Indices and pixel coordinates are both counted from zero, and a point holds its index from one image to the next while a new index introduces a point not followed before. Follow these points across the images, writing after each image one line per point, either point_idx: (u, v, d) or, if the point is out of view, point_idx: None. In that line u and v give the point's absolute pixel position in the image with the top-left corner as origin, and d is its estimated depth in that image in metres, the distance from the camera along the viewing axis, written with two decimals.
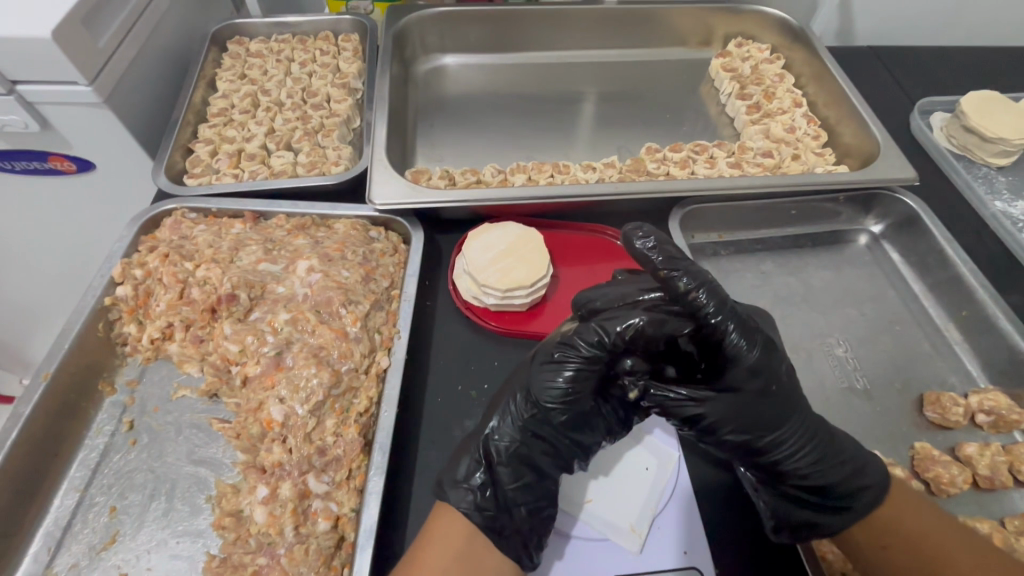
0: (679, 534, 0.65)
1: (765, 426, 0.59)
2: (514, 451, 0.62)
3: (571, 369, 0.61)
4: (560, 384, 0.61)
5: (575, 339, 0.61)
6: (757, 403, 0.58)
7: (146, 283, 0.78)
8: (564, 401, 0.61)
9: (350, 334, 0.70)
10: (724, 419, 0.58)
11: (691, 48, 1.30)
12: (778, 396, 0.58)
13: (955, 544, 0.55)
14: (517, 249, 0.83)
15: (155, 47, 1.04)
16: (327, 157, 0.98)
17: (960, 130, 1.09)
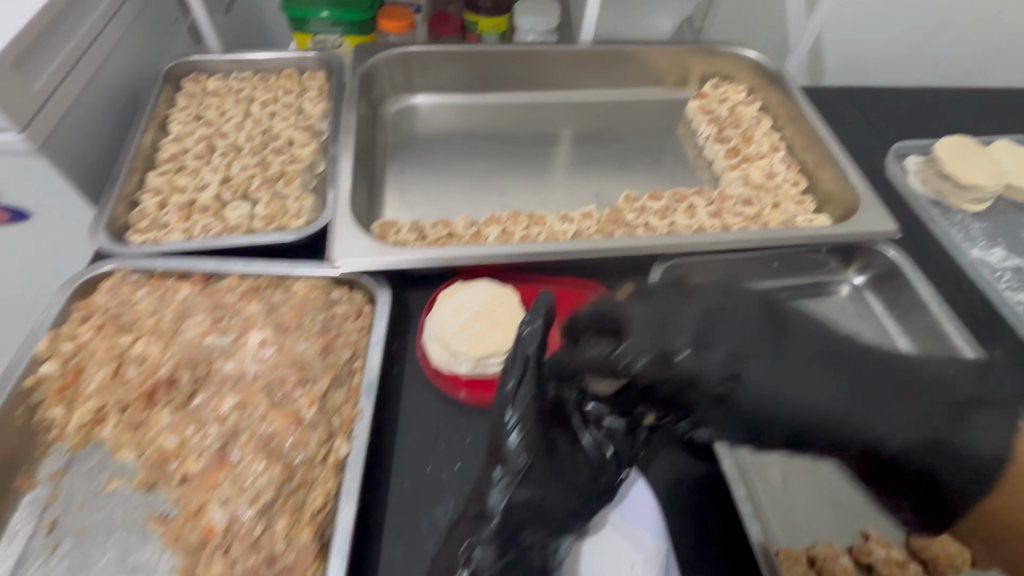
0: None
1: (833, 390, 0.56)
2: (497, 525, 0.58)
3: (515, 417, 0.63)
4: (516, 435, 0.62)
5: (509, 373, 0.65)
6: (802, 378, 0.57)
7: (77, 359, 0.70)
8: (525, 451, 0.61)
9: (305, 419, 0.64)
10: (792, 407, 0.56)
11: (667, 88, 1.29)
12: (822, 362, 0.57)
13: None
14: (488, 312, 0.78)
15: (97, 89, 0.97)
16: (287, 208, 0.91)
17: (934, 176, 1.08)
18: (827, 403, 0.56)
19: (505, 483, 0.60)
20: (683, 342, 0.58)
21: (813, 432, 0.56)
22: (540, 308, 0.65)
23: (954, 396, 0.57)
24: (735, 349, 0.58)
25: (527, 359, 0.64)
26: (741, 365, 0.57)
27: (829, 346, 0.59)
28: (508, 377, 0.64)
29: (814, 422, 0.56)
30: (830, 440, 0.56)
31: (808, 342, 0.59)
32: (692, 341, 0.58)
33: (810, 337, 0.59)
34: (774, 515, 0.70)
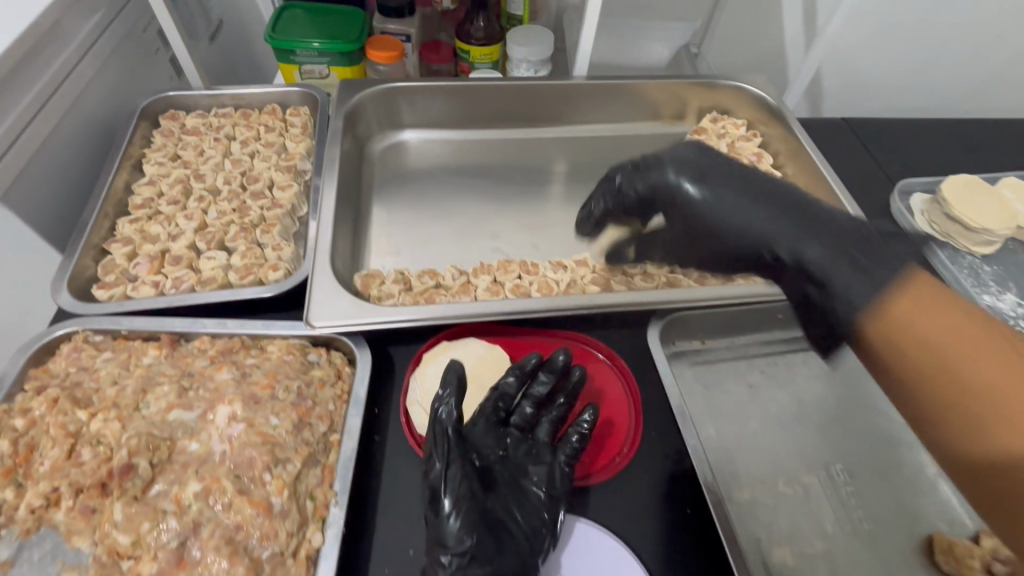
0: None
1: (768, 221, 0.62)
2: None
3: (447, 501, 0.60)
4: (450, 521, 0.59)
5: (430, 453, 0.64)
6: (728, 197, 0.65)
7: (30, 435, 0.65)
8: (462, 535, 0.59)
9: (274, 507, 0.58)
10: (710, 217, 0.66)
11: (664, 121, 1.25)
12: (742, 184, 0.65)
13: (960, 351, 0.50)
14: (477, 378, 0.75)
15: (66, 131, 0.92)
16: (265, 258, 0.86)
17: (942, 216, 1.05)
18: (745, 217, 0.64)
19: (455, 566, 0.58)
20: (669, 166, 0.69)
21: (756, 250, 0.64)
22: (452, 382, 0.66)
23: (837, 234, 0.59)
24: (696, 173, 0.67)
25: (447, 435, 0.64)
26: (701, 181, 0.67)
27: (763, 180, 0.65)
28: (434, 459, 0.63)
29: (726, 232, 0.66)
30: (750, 249, 0.64)
31: (760, 184, 0.64)
32: (684, 169, 0.68)
33: (768, 182, 0.65)
34: None
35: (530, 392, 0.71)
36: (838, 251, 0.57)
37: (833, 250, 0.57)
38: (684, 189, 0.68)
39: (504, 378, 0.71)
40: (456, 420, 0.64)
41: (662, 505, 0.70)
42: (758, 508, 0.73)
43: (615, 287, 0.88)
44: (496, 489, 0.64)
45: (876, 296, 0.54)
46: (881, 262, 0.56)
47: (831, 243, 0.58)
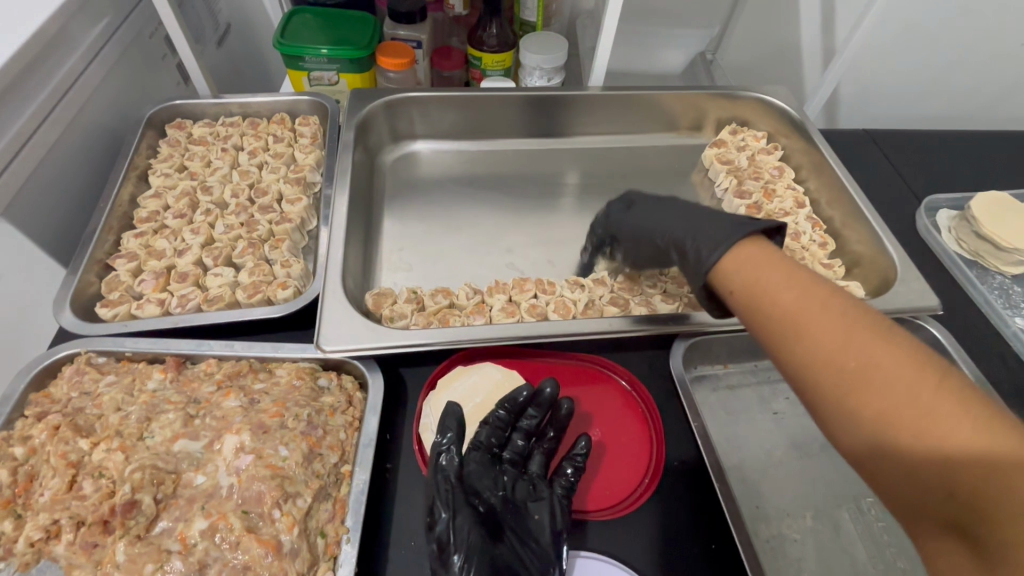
0: None
1: (660, 221, 0.76)
2: None
3: (457, 556, 0.56)
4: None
5: (432, 504, 0.60)
6: (636, 215, 0.81)
7: (30, 464, 0.62)
8: None
9: (284, 547, 0.56)
10: (634, 226, 0.81)
11: (681, 132, 1.22)
12: (655, 203, 0.80)
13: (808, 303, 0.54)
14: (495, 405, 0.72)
15: (72, 141, 0.90)
16: (273, 276, 0.84)
17: (971, 235, 1.01)
18: (648, 223, 0.79)
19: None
20: (614, 200, 0.88)
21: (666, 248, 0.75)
22: (448, 424, 0.64)
23: (709, 221, 0.70)
24: (623, 203, 0.85)
25: (451, 484, 0.60)
26: (629, 206, 0.84)
27: (665, 198, 0.81)
28: (438, 509, 0.59)
29: (642, 238, 0.79)
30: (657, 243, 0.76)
31: (666, 203, 0.79)
32: (620, 202, 0.86)
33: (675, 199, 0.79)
34: None
35: (520, 425, 0.69)
36: (699, 229, 0.69)
37: (704, 230, 0.68)
38: (610, 212, 0.86)
39: (494, 412, 0.68)
40: (458, 467, 0.62)
41: (689, 542, 0.66)
42: (786, 544, 0.69)
43: (634, 309, 0.85)
44: (500, 530, 0.60)
45: (721, 259, 0.63)
46: (733, 231, 0.65)
47: (700, 227, 0.69)
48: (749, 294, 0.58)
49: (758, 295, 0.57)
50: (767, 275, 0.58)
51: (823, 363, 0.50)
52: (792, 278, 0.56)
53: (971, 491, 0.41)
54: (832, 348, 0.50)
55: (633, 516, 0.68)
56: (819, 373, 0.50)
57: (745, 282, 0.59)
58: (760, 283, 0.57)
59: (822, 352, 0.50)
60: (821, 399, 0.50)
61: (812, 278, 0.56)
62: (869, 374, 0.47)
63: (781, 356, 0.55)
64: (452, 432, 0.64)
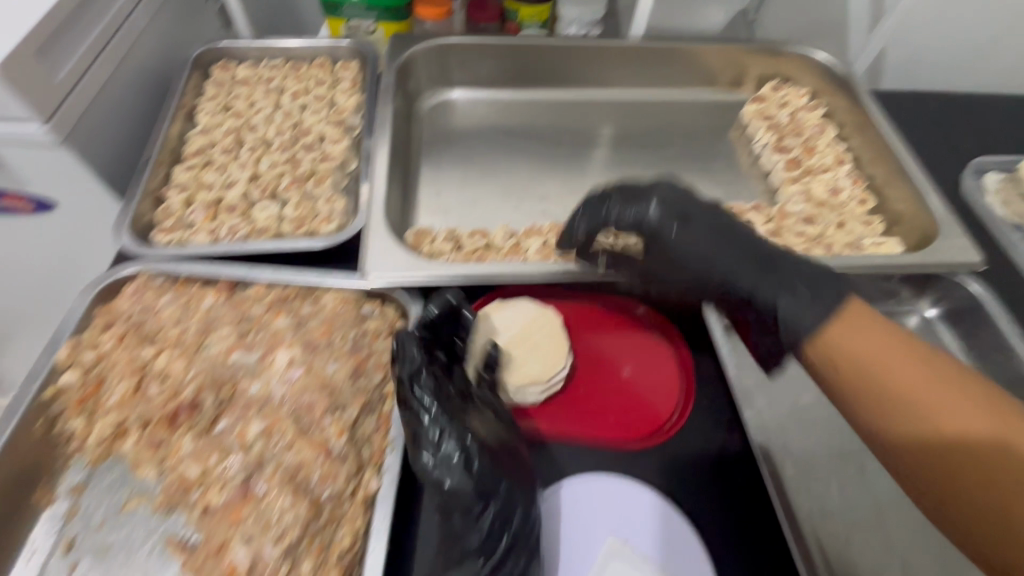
0: None
1: (726, 254, 0.68)
2: (491, 531, 0.56)
3: (452, 440, 0.58)
4: (459, 456, 0.58)
5: (409, 406, 0.60)
6: (697, 238, 0.70)
7: (99, 368, 0.67)
8: (474, 463, 0.58)
9: (334, 450, 0.59)
10: (689, 254, 0.70)
11: (720, 89, 1.20)
12: (720, 227, 0.70)
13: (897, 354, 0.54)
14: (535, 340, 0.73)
15: (125, 76, 0.92)
16: (317, 211, 0.86)
17: (1018, 196, 0.98)
18: (713, 259, 0.69)
19: (489, 524, 0.56)
20: (653, 199, 0.73)
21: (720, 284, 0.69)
22: (401, 354, 0.63)
23: (800, 274, 0.63)
24: (672, 210, 0.72)
25: (420, 381, 0.61)
26: (684, 220, 0.71)
27: (726, 221, 0.71)
28: (421, 436, 0.59)
29: (693, 267, 0.71)
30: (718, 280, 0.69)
31: (736, 233, 0.70)
32: (670, 204, 0.72)
33: (736, 226, 0.71)
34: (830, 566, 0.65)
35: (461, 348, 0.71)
36: (792, 286, 0.63)
37: (796, 288, 0.62)
38: (657, 215, 0.72)
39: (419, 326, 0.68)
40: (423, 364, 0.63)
41: (717, 473, 0.68)
42: (812, 481, 0.71)
43: None
44: (489, 437, 0.62)
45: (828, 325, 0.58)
46: (837, 303, 0.59)
47: (790, 283, 0.63)
48: (849, 351, 0.56)
49: (860, 353, 0.55)
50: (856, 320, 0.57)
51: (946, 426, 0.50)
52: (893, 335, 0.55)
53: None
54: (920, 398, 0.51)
55: (661, 449, 0.70)
56: (941, 436, 0.50)
57: (841, 343, 0.57)
58: (861, 343, 0.55)
59: (930, 404, 0.51)
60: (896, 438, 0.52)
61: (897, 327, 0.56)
62: (997, 442, 0.48)
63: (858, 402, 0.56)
64: (405, 355, 0.63)
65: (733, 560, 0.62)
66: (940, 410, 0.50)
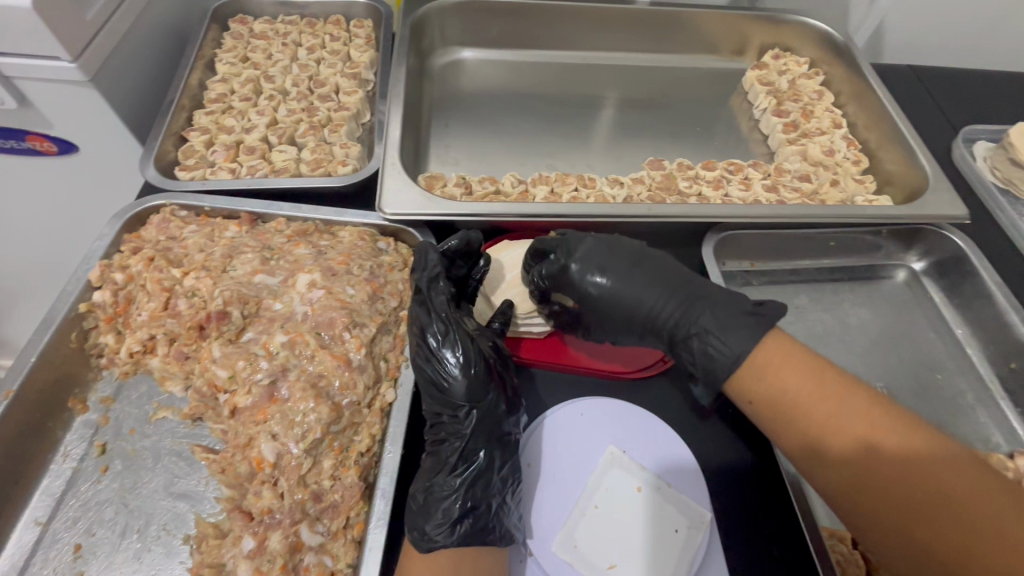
0: (678, 508, 0.63)
1: (653, 296, 0.67)
2: (478, 432, 0.61)
3: (453, 351, 0.62)
4: (454, 366, 0.61)
5: (418, 316, 0.64)
6: (619, 281, 0.68)
7: (128, 289, 0.70)
8: (469, 373, 0.61)
9: (353, 362, 0.63)
10: (614, 302, 0.68)
11: (723, 57, 1.23)
12: (643, 265, 0.69)
13: (808, 383, 0.57)
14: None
15: (150, 21, 0.94)
16: (333, 155, 0.90)
17: (1006, 162, 1.00)
18: (640, 301, 0.68)
19: (477, 425, 0.61)
20: (574, 261, 0.69)
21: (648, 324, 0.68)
22: (425, 264, 0.67)
23: (726, 309, 0.65)
24: (591, 271, 0.69)
25: (433, 293, 0.65)
26: (602, 273, 0.68)
27: (655, 259, 0.70)
28: (429, 333, 0.63)
29: (620, 316, 0.69)
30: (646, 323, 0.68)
31: (658, 270, 0.69)
32: (594, 241, 0.71)
33: (667, 263, 0.70)
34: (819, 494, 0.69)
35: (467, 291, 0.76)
36: (717, 324, 0.64)
37: (722, 325, 0.63)
38: (594, 244, 0.70)
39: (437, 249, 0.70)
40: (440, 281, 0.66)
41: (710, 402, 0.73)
42: None
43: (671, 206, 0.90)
44: (489, 353, 0.66)
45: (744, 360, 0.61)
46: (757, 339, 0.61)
47: (716, 319, 0.64)
48: (769, 388, 0.59)
49: (792, 392, 0.58)
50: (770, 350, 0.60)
51: (850, 450, 0.54)
52: (808, 368, 0.58)
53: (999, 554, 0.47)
54: (834, 422, 0.55)
55: (657, 379, 0.75)
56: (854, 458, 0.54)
57: (770, 384, 0.59)
58: (782, 376, 0.59)
59: (843, 424, 0.55)
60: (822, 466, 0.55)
61: (810, 355, 0.60)
62: (899, 458, 0.52)
63: (785, 439, 0.58)
64: (425, 267, 0.68)
65: (721, 475, 0.67)
66: (846, 437, 0.55)
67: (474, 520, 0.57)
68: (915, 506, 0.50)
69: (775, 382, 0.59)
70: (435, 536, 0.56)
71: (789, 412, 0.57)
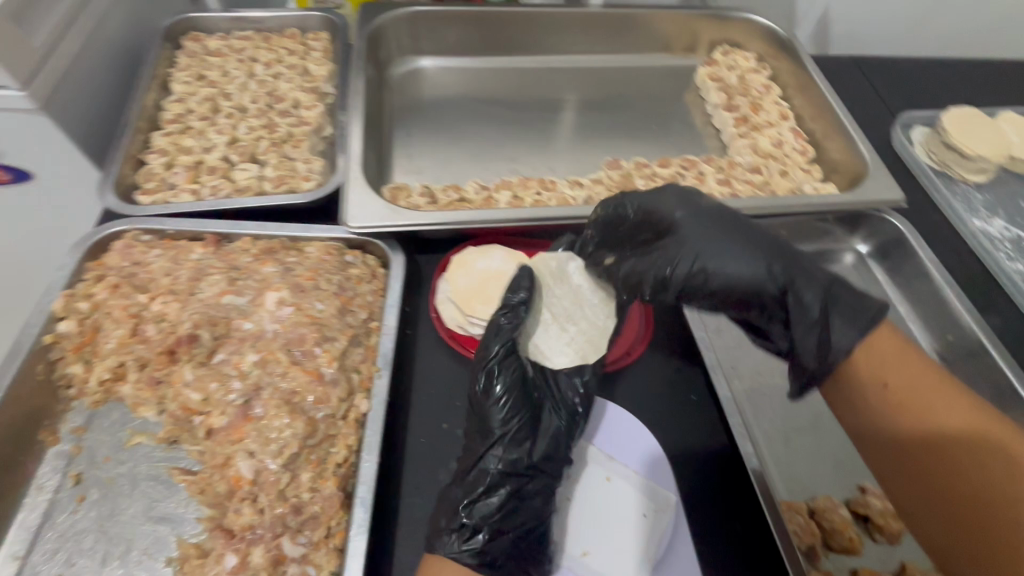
0: (641, 495, 0.67)
1: (745, 263, 0.62)
2: (502, 468, 0.64)
3: (500, 385, 0.66)
4: (495, 400, 0.66)
5: (484, 347, 0.69)
6: (729, 244, 0.63)
7: (94, 317, 0.70)
8: (508, 414, 0.66)
9: (325, 376, 0.65)
10: (722, 275, 0.62)
11: (675, 54, 1.27)
12: (740, 231, 0.64)
13: (915, 371, 0.59)
14: (574, 311, 0.76)
15: (100, 44, 0.93)
16: (296, 171, 0.91)
17: (940, 146, 1.06)
18: (741, 273, 0.62)
19: (503, 459, 0.64)
20: (672, 215, 0.67)
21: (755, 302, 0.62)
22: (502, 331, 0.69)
23: (833, 295, 0.60)
24: (685, 242, 0.64)
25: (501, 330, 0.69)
26: (692, 249, 0.63)
27: (744, 223, 0.65)
28: (489, 364, 0.67)
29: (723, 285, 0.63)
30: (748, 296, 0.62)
31: (751, 236, 0.64)
32: (689, 213, 0.66)
33: (754, 229, 0.65)
34: (778, 471, 0.73)
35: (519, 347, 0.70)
36: (823, 284, 0.60)
37: (838, 307, 0.60)
38: (694, 205, 0.67)
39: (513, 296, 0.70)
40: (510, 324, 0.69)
41: (673, 392, 0.76)
42: (759, 398, 0.79)
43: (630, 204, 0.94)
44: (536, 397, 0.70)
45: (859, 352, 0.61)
46: (873, 326, 0.59)
47: (829, 304, 0.60)
48: (901, 377, 0.58)
49: (897, 376, 0.58)
50: (886, 352, 0.60)
51: (924, 426, 0.57)
52: (908, 355, 0.60)
53: (967, 552, 0.53)
54: (925, 412, 0.57)
55: (622, 373, 0.78)
56: (929, 439, 0.56)
57: (874, 366, 0.60)
58: (896, 372, 0.59)
59: (941, 417, 0.56)
60: (929, 452, 0.56)
61: (920, 359, 0.60)
62: (978, 441, 0.55)
63: (878, 423, 0.59)
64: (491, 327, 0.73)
65: (687, 461, 0.71)
66: (929, 422, 0.57)
67: (487, 539, 0.60)
68: (968, 497, 0.53)
69: (880, 370, 0.59)
70: (447, 551, 0.59)
71: (909, 407, 0.58)
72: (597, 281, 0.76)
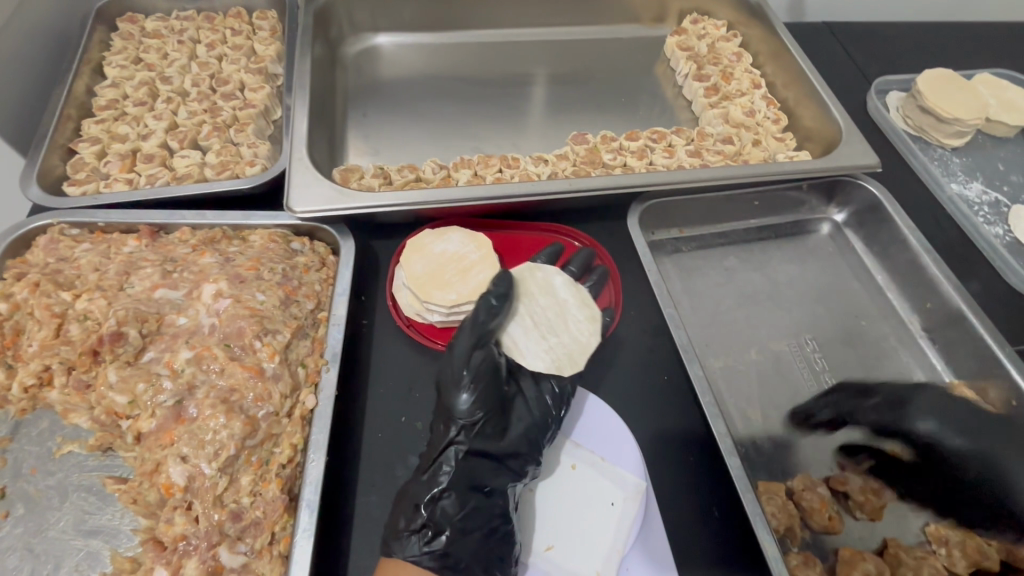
0: (609, 483, 0.64)
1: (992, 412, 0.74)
2: (455, 474, 0.59)
3: (468, 394, 0.60)
4: (461, 406, 0.60)
5: (455, 353, 0.62)
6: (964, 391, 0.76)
7: (14, 319, 0.65)
8: (473, 420, 0.60)
9: (266, 371, 0.60)
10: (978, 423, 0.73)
11: (645, 25, 1.22)
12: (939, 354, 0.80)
13: None
14: (557, 320, 0.69)
15: (20, 26, 0.86)
16: (241, 156, 0.85)
17: (916, 110, 1.03)
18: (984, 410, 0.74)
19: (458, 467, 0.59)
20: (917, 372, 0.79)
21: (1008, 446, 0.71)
22: (478, 327, 0.62)
23: None
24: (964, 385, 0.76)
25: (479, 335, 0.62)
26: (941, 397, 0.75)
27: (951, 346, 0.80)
28: (458, 372, 0.60)
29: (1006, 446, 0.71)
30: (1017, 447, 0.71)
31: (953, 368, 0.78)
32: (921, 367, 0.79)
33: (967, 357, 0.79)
34: (752, 452, 0.70)
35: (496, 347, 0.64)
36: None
37: None
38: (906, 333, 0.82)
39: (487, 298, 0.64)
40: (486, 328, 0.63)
41: (642, 374, 0.73)
42: (733, 376, 0.76)
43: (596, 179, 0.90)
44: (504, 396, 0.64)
45: None
46: None
47: None
48: None
49: None
50: None
51: None
52: None
53: None
54: None
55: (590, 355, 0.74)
56: None
57: None
58: None
59: None
60: None
61: None
62: None
63: None
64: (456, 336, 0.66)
65: (658, 444, 0.67)
66: None
67: (448, 540, 0.56)
68: None
69: None
70: (407, 553, 0.55)
71: None
72: (585, 297, 0.71)
